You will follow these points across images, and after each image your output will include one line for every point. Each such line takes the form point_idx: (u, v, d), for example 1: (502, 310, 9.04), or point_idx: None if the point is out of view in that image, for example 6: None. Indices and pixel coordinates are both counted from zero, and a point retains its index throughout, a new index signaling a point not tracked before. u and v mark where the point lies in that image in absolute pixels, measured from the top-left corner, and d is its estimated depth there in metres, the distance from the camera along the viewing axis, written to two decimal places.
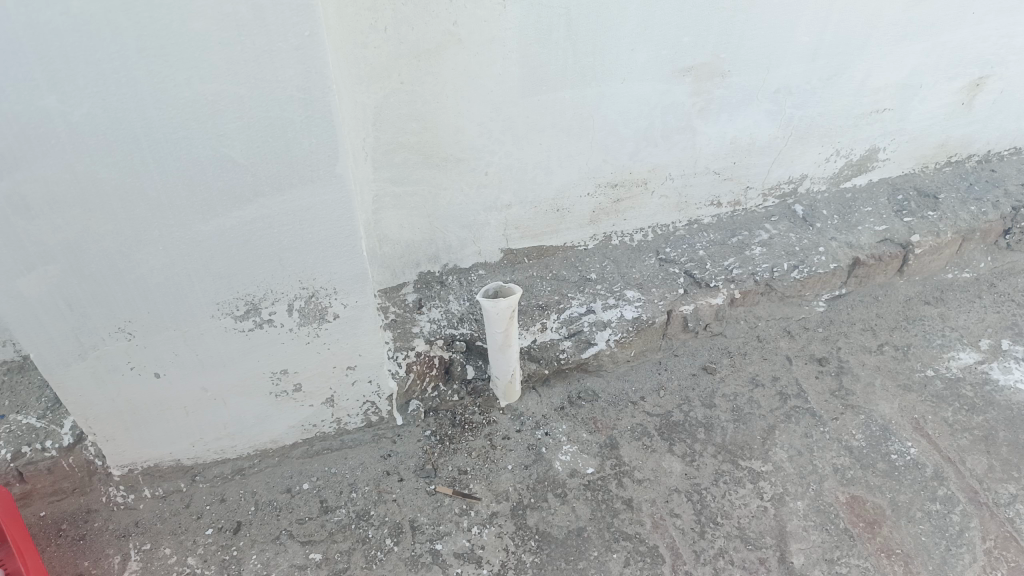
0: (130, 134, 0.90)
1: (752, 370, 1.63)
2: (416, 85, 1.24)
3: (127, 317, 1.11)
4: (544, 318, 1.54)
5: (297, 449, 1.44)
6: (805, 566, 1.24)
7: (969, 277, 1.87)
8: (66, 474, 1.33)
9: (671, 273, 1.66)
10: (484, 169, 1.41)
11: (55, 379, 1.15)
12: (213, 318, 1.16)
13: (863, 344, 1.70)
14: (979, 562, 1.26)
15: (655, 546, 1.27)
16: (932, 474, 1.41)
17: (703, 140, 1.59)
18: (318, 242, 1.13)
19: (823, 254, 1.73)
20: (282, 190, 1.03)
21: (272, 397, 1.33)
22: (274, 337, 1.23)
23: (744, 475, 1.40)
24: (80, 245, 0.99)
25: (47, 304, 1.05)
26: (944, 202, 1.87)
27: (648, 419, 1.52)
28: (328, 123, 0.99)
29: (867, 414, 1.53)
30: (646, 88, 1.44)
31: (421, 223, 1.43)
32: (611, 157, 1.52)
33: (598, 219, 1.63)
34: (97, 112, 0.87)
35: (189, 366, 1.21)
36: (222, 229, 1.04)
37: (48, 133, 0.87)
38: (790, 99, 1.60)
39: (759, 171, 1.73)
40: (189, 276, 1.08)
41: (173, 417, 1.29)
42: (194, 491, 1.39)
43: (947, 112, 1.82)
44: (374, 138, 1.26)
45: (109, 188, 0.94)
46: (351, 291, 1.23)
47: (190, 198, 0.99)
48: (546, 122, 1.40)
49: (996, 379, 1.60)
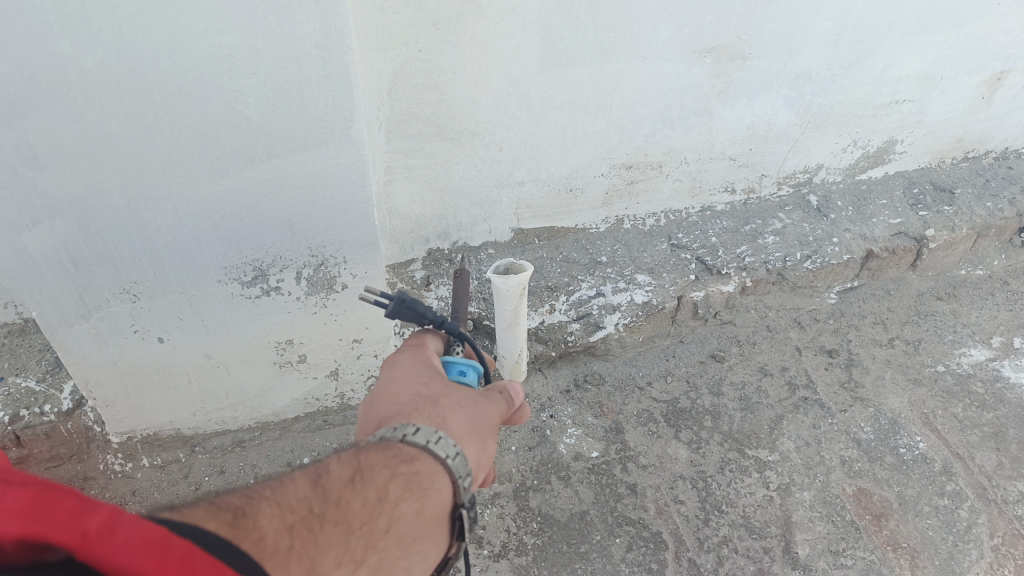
0: (144, 85, 0.88)
1: (761, 359, 1.62)
2: (434, 54, 1.22)
3: (132, 278, 1.09)
4: (553, 300, 1.52)
5: (299, 423, 1.43)
6: (810, 556, 1.23)
7: (981, 274, 1.86)
8: (64, 440, 1.30)
9: (682, 258, 1.64)
10: (498, 144, 1.39)
11: (57, 340, 1.13)
12: (220, 283, 1.14)
13: (874, 337, 1.68)
14: (986, 559, 1.24)
15: (658, 532, 1.26)
16: (941, 469, 1.39)
17: (720, 123, 1.57)
18: (330, 208, 1.11)
19: (837, 245, 1.72)
20: (296, 151, 1.02)
21: (276, 368, 1.32)
22: (281, 305, 1.21)
23: (750, 463, 1.38)
24: (88, 200, 0.97)
25: (51, 260, 1.02)
26: (960, 197, 1.85)
27: (654, 405, 1.50)
28: (345, 86, 0.98)
29: (876, 406, 1.51)
30: (666, 67, 1.42)
31: (432, 197, 1.41)
32: (627, 137, 1.50)
33: (611, 202, 1.61)
34: (111, 62, 0.85)
35: (194, 332, 1.19)
36: (232, 190, 1.02)
37: (58, 80, 0.84)
38: (810, 85, 1.58)
39: (774, 159, 1.71)
40: (198, 237, 1.06)
41: (176, 384, 1.27)
42: (193, 462, 1.38)
43: (967, 105, 1.79)
44: (388, 107, 1.25)
45: (120, 141, 0.92)
46: (361, 261, 1.22)
47: (202, 155, 0.97)
48: (564, 99, 1.38)
49: (1007, 377, 1.59)
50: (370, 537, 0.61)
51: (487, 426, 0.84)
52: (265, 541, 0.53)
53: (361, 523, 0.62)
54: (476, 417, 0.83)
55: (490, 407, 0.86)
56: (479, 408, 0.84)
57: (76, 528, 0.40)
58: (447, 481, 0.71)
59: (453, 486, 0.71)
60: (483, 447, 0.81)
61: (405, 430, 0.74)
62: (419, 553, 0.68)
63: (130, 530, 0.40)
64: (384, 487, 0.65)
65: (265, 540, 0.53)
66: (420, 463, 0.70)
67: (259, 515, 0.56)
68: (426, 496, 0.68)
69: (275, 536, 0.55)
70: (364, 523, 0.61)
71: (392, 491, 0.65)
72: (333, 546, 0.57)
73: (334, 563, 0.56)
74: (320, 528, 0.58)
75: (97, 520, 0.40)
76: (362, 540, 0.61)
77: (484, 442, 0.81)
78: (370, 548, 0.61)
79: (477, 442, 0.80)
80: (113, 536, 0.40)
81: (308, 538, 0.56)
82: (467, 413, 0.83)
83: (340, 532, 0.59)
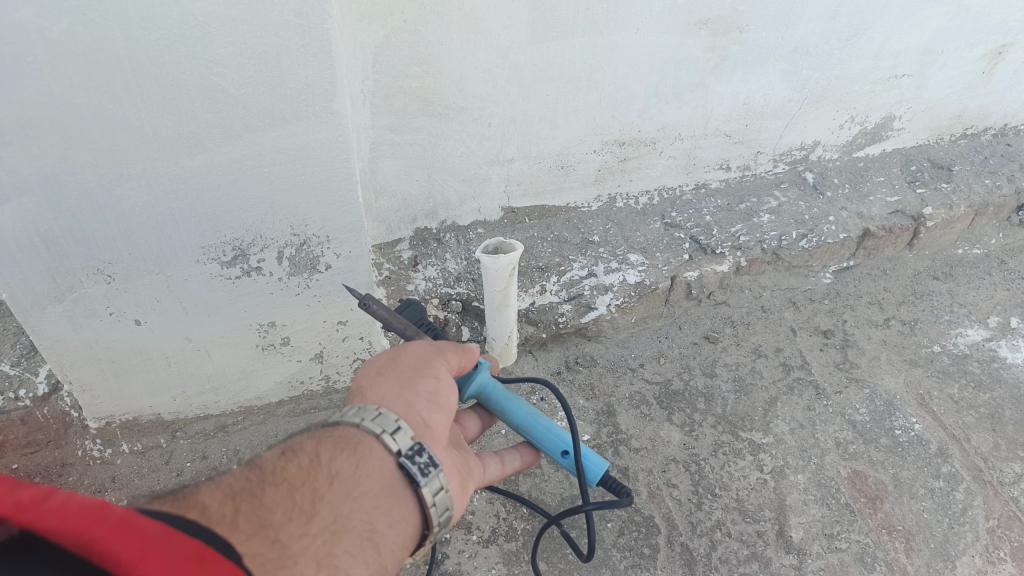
0: (113, 55, 0.83)
1: (755, 340, 1.59)
2: (420, 25, 1.17)
3: (107, 258, 1.05)
4: (543, 280, 1.49)
5: (284, 407, 1.40)
6: (804, 540, 1.21)
7: (979, 253, 1.83)
8: (40, 425, 1.27)
9: (676, 238, 1.61)
10: (486, 121, 1.35)
11: (30, 323, 1.09)
12: (198, 263, 1.10)
13: (870, 317, 1.66)
14: (982, 542, 1.23)
15: (650, 516, 1.24)
16: (937, 451, 1.37)
17: (715, 99, 1.53)
18: (313, 185, 1.07)
19: (833, 223, 1.69)
20: (275, 126, 0.97)
21: (259, 350, 1.28)
22: (263, 286, 1.18)
23: (744, 446, 1.36)
24: (58, 177, 0.92)
25: (20, 241, 0.98)
26: (958, 173, 1.83)
27: (646, 387, 1.48)
28: (325, 55, 0.93)
29: (872, 388, 1.49)
30: (660, 40, 1.37)
31: (419, 175, 1.37)
32: (620, 113, 1.46)
33: (603, 179, 1.57)
34: (78, 30, 0.80)
35: (172, 313, 1.16)
36: (210, 166, 0.98)
37: (22, 51, 0.80)
38: (808, 60, 1.54)
39: (770, 135, 1.67)
40: (174, 216, 1.02)
41: (155, 368, 1.24)
42: (175, 447, 1.35)
43: (967, 81, 1.76)
44: (372, 81, 1.20)
45: (90, 115, 0.88)
46: (345, 240, 1.18)
47: (176, 129, 0.93)
48: (555, 72, 1.34)
49: (1004, 357, 1.57)
50: (316, 492, 0.66)
51: (410, 374, 0.85)
52: (210, 510, 0.58)
53: (302, 480, 0.66)
54: (398, 374, 0.86)
55: (410, 353, 0.88)
56: (399, 363, 0.87)
57: (12, 499, 0.48)
58: (372, 438, 0.75)
59: (382, 440, 0.75)
60: (405, 400, 0.83)
61: (342, 412, 0.79)
62: (380, 508, 0.70)
63: (63, 498, 0.48)
64: (312, 450, 0.71)
65: (210, 510, 0.58)
66: (343, 429, 0.76)
67: (200, 494, 0.61)
68: (360, 454, 0.73)
69: (218, 504, 0.60)
70: (304, 480, 0.66)
71: (324, 453, 0.71)
72: (280, 503, 0.62)
73: (283, 515, 0.61)
74: (263, 492, 0.63)
75: (36, 495, 0.48)
76: (307, 495, 0.65)
77: (411, 392, 0.84)
78: (316, 500, 0.65)
79: (402, 396, 0.83)
80: (52, 503, 0.47)
81: (252, 500, 0.61)
82: (387, 377, 0.85)
83: (281, 492, 0.64)
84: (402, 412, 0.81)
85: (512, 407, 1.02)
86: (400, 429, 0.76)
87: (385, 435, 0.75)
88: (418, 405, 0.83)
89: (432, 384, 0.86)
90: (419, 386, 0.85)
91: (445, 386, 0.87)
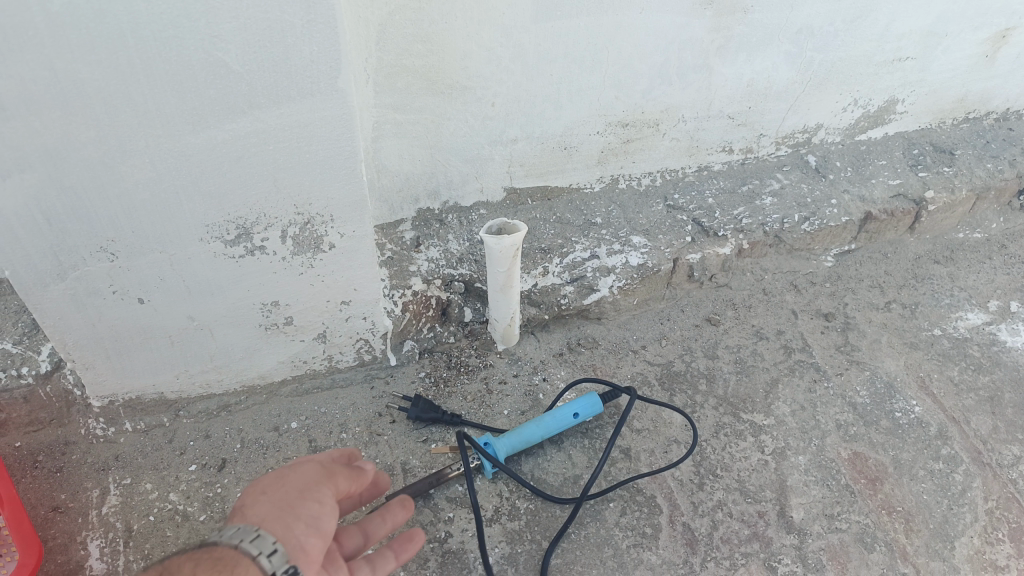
0: (116, 28, 0.83)
1: (757, 323, 1.59)
2: (425, 2, 1.16)
3: (109, 236, 1.04)
4: (546, 262, 1.49)
5: (286, 386, 1.39)
6: (804, 521, 1.22)
7: (980, 237, 1.84)
8: (43, 404, 1.26)
9: (678, 220, 1.61)
10: (490, 100, 1.34)
11: (32, 301, 1.09)
12: (201, 242, 1.09)
13: (870, 301, 1.66)
14: (980, 523, 1.24)
15: (652, 496, 1.24)
16: (936, 433, 1.38)
17: (719, 80, 1.52)
18: (317, 163, 1.06)
19: (835, 206, 1.69)
20: (279, 103, 0.97)
21: (262, 330, 1.28)
22: (266, 265, 1.17)
23: (745, 427, 1.36)
24: (60, 152, 0.92)
25: (23, 218, 0.97)
26: (960, 157, 1.83)
27: (648, 369, 1.48)
28: (331, 32, 0.92)
29: (872, 370, 1.50)
30: (665, 20, 1.37)
31: (421, 154, 1.36)
32: (624, 94, 1.46)
33: (605, 160, 1.57)
34: (80, 3, 0.80)
35: (175, 293, 1.15)
36: (213, 143, 0.97)
37: (24, 25, 0.80)
38: (812, 41, 1.54)
39: (773, 118, 1.66)
40: (178, 193, 1.02)
41: (158, 347, 1.23)
42: (177, 426, 1.34)
43: (971, 64, 1.76)
44: (375, 59, 1.20)
45: (92, 89, 0.87)
46: (349, 219, 1.18)
47: (179, 105, 0.92)
48: (559, 52, 1.33)
49: (1004, 341, 1.57)
50: None
51: (294, 494, 0.76)
52: None
53: None
54: (282, 492, 0.76)
55: (297, 472, 0.79)
56: (287, 480, 0.78)
57: None
58: (249, 560, 0.68)
59: (257, 563, 0.67)
60: (279, 525, 0.72)
61: (221, 533, 0.71)
62: None
63: None
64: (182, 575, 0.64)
65: None
66: (221, 552, 0.69)
67: None
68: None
69: None
70: None
71: None
72: None
73: None
74: None
75: None
76: None
77: (291, 512, 0.73)
78: None
79: (281, 518, 0.73)
80: None
81: None
82: (268, 497, 0.75)
83: None
84: (278, 535, 0.71)
85: (532, 434, 1.26)
86: (276, 551, 0.69)
87: (261, 556, 0.68)
88: (297, 528, 0.73)
89: (316, 508, 0.75)
90: (302, 507, 0.75)
91: (330, 507, 0.77)
